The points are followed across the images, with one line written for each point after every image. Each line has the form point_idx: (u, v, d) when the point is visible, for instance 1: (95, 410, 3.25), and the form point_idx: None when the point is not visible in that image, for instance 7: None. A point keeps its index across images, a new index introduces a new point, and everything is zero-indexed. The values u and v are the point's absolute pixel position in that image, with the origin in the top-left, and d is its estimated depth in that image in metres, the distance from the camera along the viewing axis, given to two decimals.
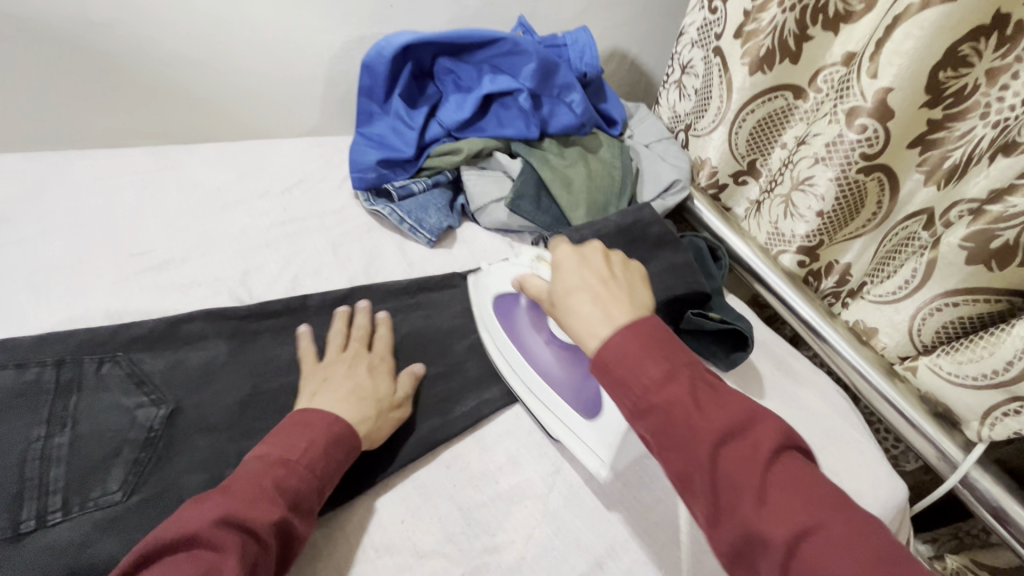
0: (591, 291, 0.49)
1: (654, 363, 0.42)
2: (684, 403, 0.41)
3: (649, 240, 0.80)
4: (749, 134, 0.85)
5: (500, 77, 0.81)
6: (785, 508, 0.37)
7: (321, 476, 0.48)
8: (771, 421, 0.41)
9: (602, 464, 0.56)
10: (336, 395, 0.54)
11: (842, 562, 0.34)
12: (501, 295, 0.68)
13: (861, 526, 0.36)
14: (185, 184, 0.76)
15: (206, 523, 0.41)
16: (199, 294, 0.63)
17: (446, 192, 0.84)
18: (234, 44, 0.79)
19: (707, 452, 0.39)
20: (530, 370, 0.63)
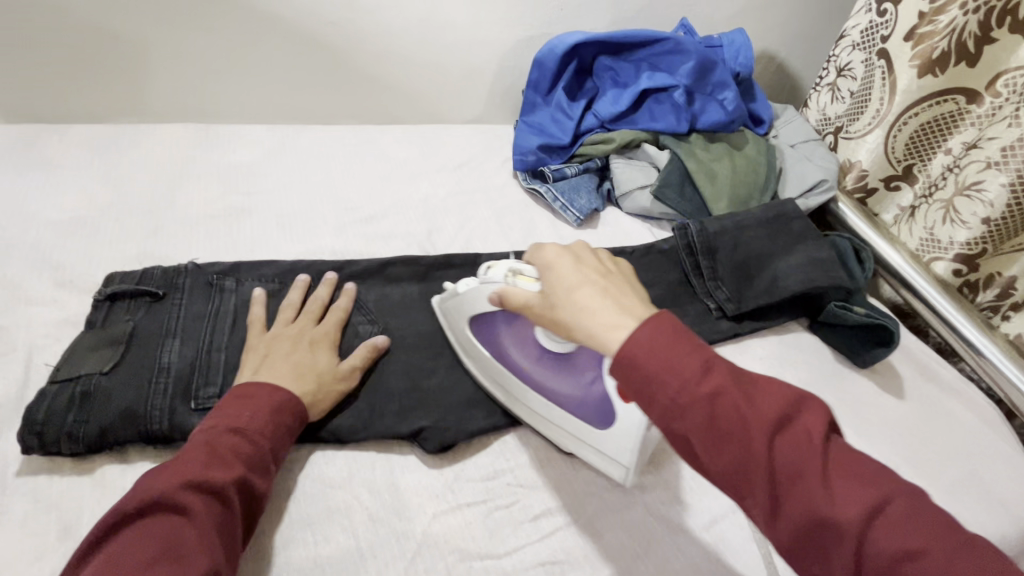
0: (596, 286, 0.46)
1: (693, 355, 0.40)
2: (732, 396, 0.39)
3: (790, 234, 0.81)
4: (910, 137, 0.85)
5: (658, 74, 0.89)
6: (852, 491, 0.36)
7: (272, 439, 0.48)
8: (812, 404, 0.40)
9: (625, 470, 0.53)
10: (278, 371, 0.53)
11: (911, 540, 0.34)
12: (475, 319, 0.60)
13: (910, 493, 0.36)
14: (380, 156, 0.91)
15: (162, 494, 0.41)
16: (396, 244, 0.77)
17: (594, 178, 0.91)
18: (427, 42, 0.94)
19: (764, 442, 0.38)
20: (533, 394, 0.57)
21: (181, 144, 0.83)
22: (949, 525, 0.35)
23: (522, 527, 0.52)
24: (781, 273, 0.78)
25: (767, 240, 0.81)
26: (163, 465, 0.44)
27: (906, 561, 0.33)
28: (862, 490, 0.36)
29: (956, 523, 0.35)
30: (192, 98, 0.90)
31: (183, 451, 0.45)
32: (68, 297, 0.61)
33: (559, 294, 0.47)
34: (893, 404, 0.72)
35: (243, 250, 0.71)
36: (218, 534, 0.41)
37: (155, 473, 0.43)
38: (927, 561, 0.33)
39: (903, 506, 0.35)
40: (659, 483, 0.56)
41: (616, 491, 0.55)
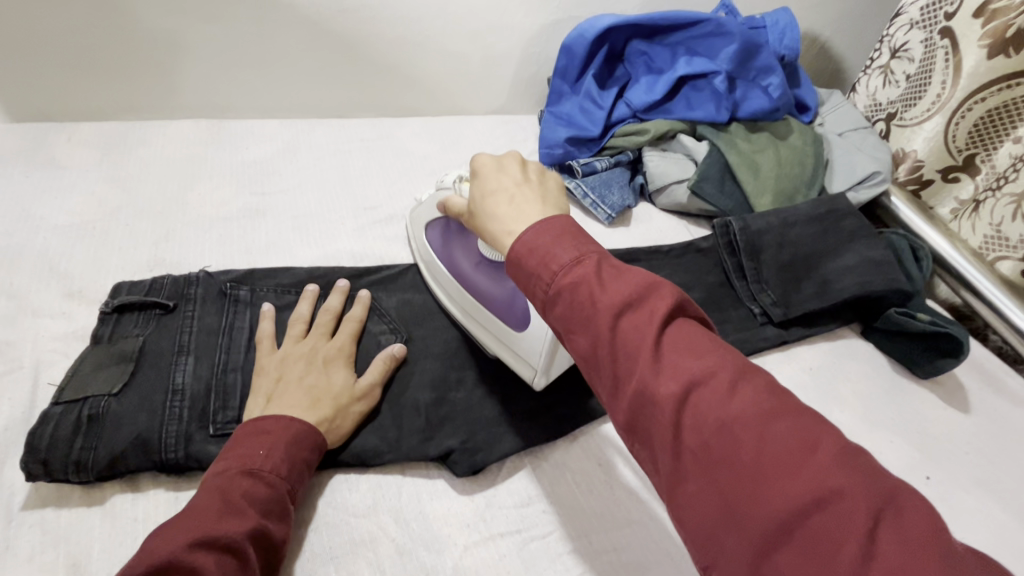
0: (506, 194, 0.44)
1: (564, 246, 0.39)
2: (587, 280, 0.37)
3: (842, 232, 0.75)
4: (974, 125, 0.78)
5: (696, 59, 0.82)
6: (680, 366, 0.33)
7: (289, 478, 0.44)
8: (669, 289, 0.37)
9: (535, 372, 0.55)
10: (291, 397, 0.49)
11: (731, 412, 0.31)
12: (432, 226, 0.66)
13: (749, 372, 0.33)
14: (398, 152, 0.86)
15: (172, 554, 0.35)
16: None
17: (625, 172, 0.85)
18: (448, 29, 0.88)
19: (608, 322, 0.35)
20: (466, 295, 0.61)
21: (193, 142, 0.79)
22: (784, 402, 0.31)
23: (561, 560, 0.48)
24: (832, 275, 0.72)
25: (816, 239, 0.75)
26: (168, 521, 0.38)
27: (720, 433, 0.31)
28: (692, 366, 0.33)
29: (796, 403, 0.31)
30: (202, 93, 0.86)
31: (191, 504, 0.40)
32: (78, 309, 0.59)
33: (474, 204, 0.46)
34: (959, 418, 0.66)
35: (259, 256, 0.67)
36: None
37: (159, 532, 0.37)
38: (742, 430, 0.30)
39: (735, 384, 0.32)
40: None
41: (662, 520, 0.51)
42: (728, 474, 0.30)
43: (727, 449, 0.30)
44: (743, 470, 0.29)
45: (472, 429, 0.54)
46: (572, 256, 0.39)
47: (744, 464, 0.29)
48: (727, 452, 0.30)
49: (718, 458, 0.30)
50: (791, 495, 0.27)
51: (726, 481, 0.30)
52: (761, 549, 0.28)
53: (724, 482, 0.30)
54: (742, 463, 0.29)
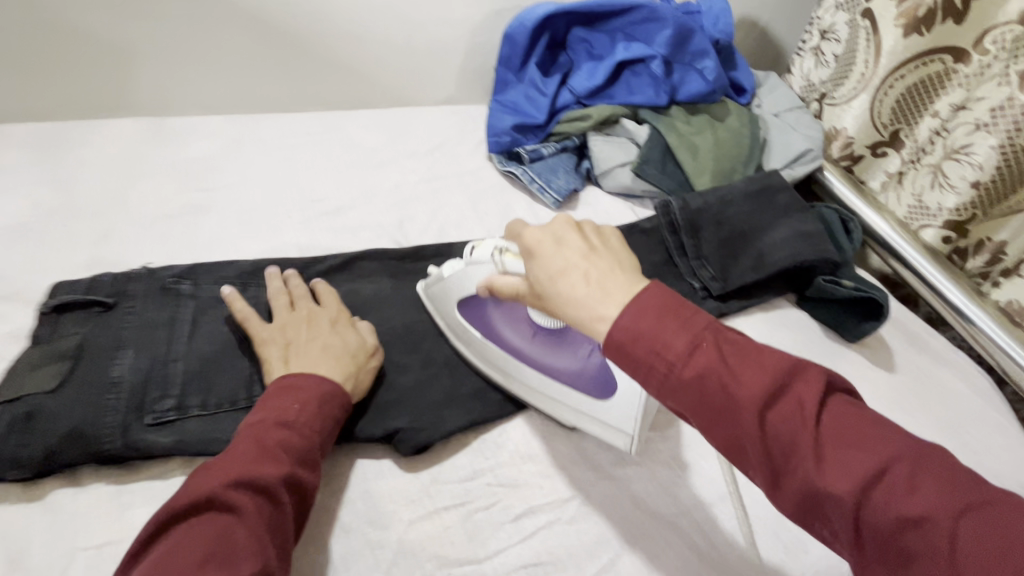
0: (579, 271, 0.42)
1: (680, 334, 0.38)
2: (719, 374, 0.37)
3: (776, 208, 0.78)
4: (895, 101, 0.82)
5: (635, 44, 0.84)
6: (846, 460, 0.34)
7: (320, 432, 0.48)
8: (811, 372, 0.38)
9: (627, 438, 0.52)
10: (313, 359, 0.52)
11: (915, 507, 0.32)
12: (464, 303, 0.59)
13: (919, 454, 0.34)
14: (346, 144, 0.87)
15: (213, 491, 0.40)
16: (366, 237, 0.73)
17: (572, 157, 0.87)
18: (391, 21, 0.89)
19: (756, 418, 0.36)
20: (530, 372, 0.56)
21: (134, 140, 0.78)
22: (961, 484, 0.32)
23: (503, 528, 0.50)
24: (767, 248, 0.75)
25: (752, 215, 0.78)
26: (212, 459, 0.43)
27: (908, 529, 0.32)
28: (858, 455, 0.34)
29: (967, 480, 0.33)
30: (142, 91, 0.84)
31: (233, 445, 0.44)
32: (17, 311, 0.58)
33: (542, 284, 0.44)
34: (884, 377, 0.70)
35: (203, 251, 0.67)
36: (270, 532, 0.41)
37: (205, 468, 0.42)
38: (931, 527, 0.31)
39: (907, 475, 0.33)
40: (644, 474, 0.55)
41: (600, 486, 0.53)
42: (924, 569, 0.31)
43: (915, 547, 0.32)
44: (941, 569, 0.31)
45: (418, 410, 0.55)
46: (688, 344, 0.38)
47: (940, 559, 0.31)
48: (918, 545, 0.31)
49: (905, 551, 0.32)
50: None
51: (922, 574, 0.31)
52: None
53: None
54: (936, 557, 0.31)
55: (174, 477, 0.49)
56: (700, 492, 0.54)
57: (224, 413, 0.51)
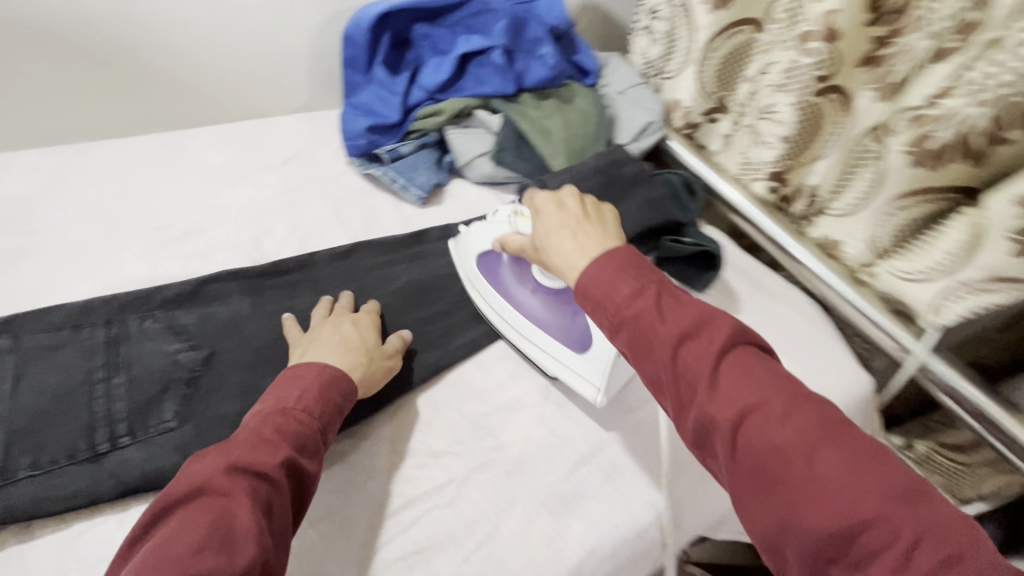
0: (569, 229, 0.53)
1: (624, 281, 0.46)
2: (648, 312, 0.44)
3: (624, 178, 0.84)
4: (716, 71, 0.90)
5: (473, 37, 0.86)
6: (739, 394, 0.40)
7: (320, 417, 0.50)
8: (725, 320, 0.44)
9: (597, 391, 0.59)
10: (326, 346, 0.57)
11: (786, 439, 0.38)
12: (483, 252, 0.69)
13: (804, 403, 0.40)
14: (191, 164, 0.82)
15: (212, 476, 0.42)
16: (220, 258, 0.70)
17: (432, 152, 0.88)
18: (221, 32, 0.85)
19: (670, 354, 0.42)
20: (523, 321, 0.65)
21: None
22: (836, 429, 0.38)
23: (386, 528, 0.52)
24: (619, 219, 0.81)
25: (603, 189, 0.83)
26: (215, 445, 0.45)
27: (777, 457, 0.38)
28: (750, 394, 0.40)
29: (843, 427, 0.39)
30: None
31: (239, 430, 0.47)
32: None
33: (540, 237, 0.55)
34: None
35: (28, 300, 0.62)
36: (267, 517, 0.42)
37: (203, 456, 0.44)
38: (796, 458, 0.37)
39: (787, 413, 0.39)
40: (518, 447, 0.58)
41: (475, 464, 0.56)
42: (783, 493, 0.37)
43: (780, 471, 0.38)
44: (795, 492, 0.37)
45: None
46: (630, 290, 0.46)
47: (795, 484, 0.37)
48: (784, 473, 0.37)
49: (771, 474, 0.38)
50: (844, 522, 0.35)
51: (777, 493, 0.38)
52: (815, 557, 0.36)
53: (782, 500, 0.37)
54: (800, 483, 0.37)
55: (9, 546, 0.46)
56: (571, 452, 0.58)
57: (60, 468, 0.49)
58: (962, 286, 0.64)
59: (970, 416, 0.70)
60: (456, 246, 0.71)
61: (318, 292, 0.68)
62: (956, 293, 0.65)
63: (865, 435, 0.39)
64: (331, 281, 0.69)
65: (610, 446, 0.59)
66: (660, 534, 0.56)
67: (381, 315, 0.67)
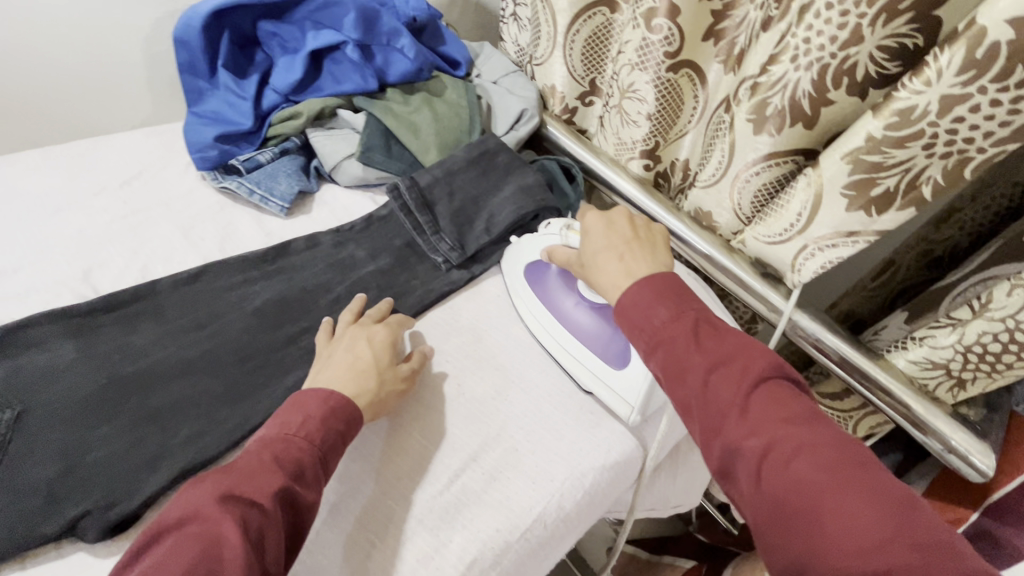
0: (616, 253, 0.58)
1: (663, 306, 0.51)
2: (684, 336, 0.49)
3: (498, 168, 0.82)
4: (581, 54, 0.91)
5: (323, 32, 0.81)
6: (767, 426, 0.43)
7: (322, 445, 0.51)
8: (766, 355, 0.48)
9: (631, 409, 0.61)
10: (336, 371, 0.57)
11: (806, 471, 0.41)
12: (533, 262, 0.72)
13: (835, 441, 0.42)
14: (6, 195, 0.71)
15: (207, 503, 0.44)
16: (40, 299, 0.62)
17: (296, 158, 0.82)
18: (29, 43, 0.75)
19: (703, 378, 0.47)
20: (563, 331, 0.67)
21: None
22: (860, 469, 0.41)
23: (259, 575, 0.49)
24: (496, 209, 0.79)
25: (478, 181, 0.81)
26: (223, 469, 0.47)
27: (795, 487, 0.41)
28: (778, 425, 0.43)
29: (871, 468, 0.41)
30: None
31: (243, 456, 0.49)
32: None
33: (587, 256, 0.60)
34: None
35: None
36: (257, 550, 0.42)
37: (205, 480, 0.46)
38: (815, 489, 0.40)
39: (811, 445, 0.42)
40: (395, 461, 0.56)
41: (349, 486, 0.55)
42: (801, 524, 0.40)
43: (798, 499, 0.40)
44: (810, 522, 0.39)
45: (113, 479, 0.49)
46: (669, 315, 0.51)
47: (813, 514, 0.39)
48: (805, 506, 0.40)
49: (790, 503, 0.40)
50: (859, 559, 0.37)
51: (794, 524, 0.40)
52: None
53: (798, 530, 0.40)
54: (817, 513, 0.39)
55: None
56: (453, 461, 0.57)
57: None
58: (814, 243, 0.67)
59: (837, 367, 0.73)
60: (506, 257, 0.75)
61: (162, 324, 0.61)
62: (810, 249, 0.67)
63: (894, 480, 0.41)
64: (177, 309, 0.63)
65: (491, 449, 0.58)
66: (547, 530, 0.55)
67: (236, 341, 0.61)
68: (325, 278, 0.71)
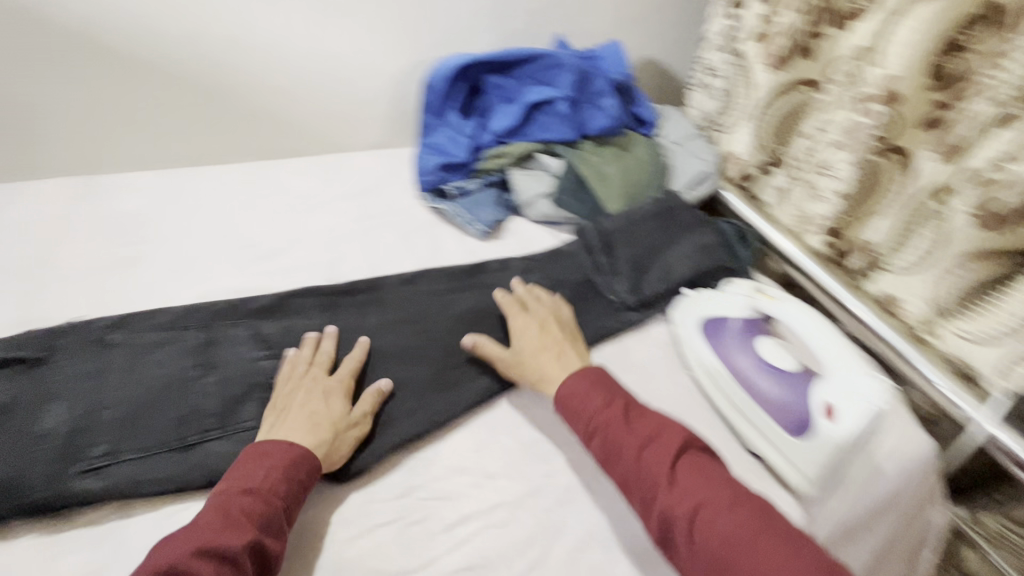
0: (555, 352, 0.64)
1: (597, 395, 0.58)
2: (617, 421, 0.55)
3: (678, 224, 0.87)
4: (773, 126, 0.93)
5: (543, 88, 0.93)
6: (693, 492, 0.50)
7: (286, 496, 0.50)
8: (682, 431, 0.55)
9: (803, 480, 0.61)
10: (291, 426, 0.55)
11: (728, 527, 0.47)
12: (706, 317, 0.74)
13: (747, 499, 0.49)
14: (280, 191, 0.90)
15: (178, 560, 0.44)
16: (300, 277, 0.77)
17: (496, 190, 0.95)
18: (317, 78, 0.94)
19: (635, 452, 0.53)
20: (737, 389, 0.67)
21: (66, 198, 0.81)
22: (769, 517, 0.48)
23: (442, 545, 0.54)
24: (674, 260, 0.84)
25: (658, 232, 0.86)
26: (181, 531, 0.47)
27: (727, 543, 0.47)
28: (702, 488, 0.50)
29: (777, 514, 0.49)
30: (74, 151, 0.87)
31: (201, 513, 0.48)
32: None
33: (526, 354, 0.64)
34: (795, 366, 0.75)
35: (139, 300, 0.69)
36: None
37: (173, 539, 0.46)
38: (749, 542, 0.46)
39: (728, 501, 0.49)
40: (569, 474, 0.60)
41: (530, 488, 0.59)
42: None
43: (732, 556, 0.46)
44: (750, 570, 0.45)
45: None
46: (603, 403, 0.57)
47: (749, 564, 0.45)
48: (738, 559, 0.46)
49: (727, 558, 0.46)
50: None
51: None
52: None
53: None
54: (751, 564, 0.45)
55: (106, 522, 0.52)
56: None
57: (155, 454, 0.54)
58: None
59: None
60: (678, 308, 0.78)
61: (386, 312, 0.73)
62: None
63: (795, 526, 0.48)
64: (398, 303, 0.74)
65: None
66: None
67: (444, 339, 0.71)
68: None
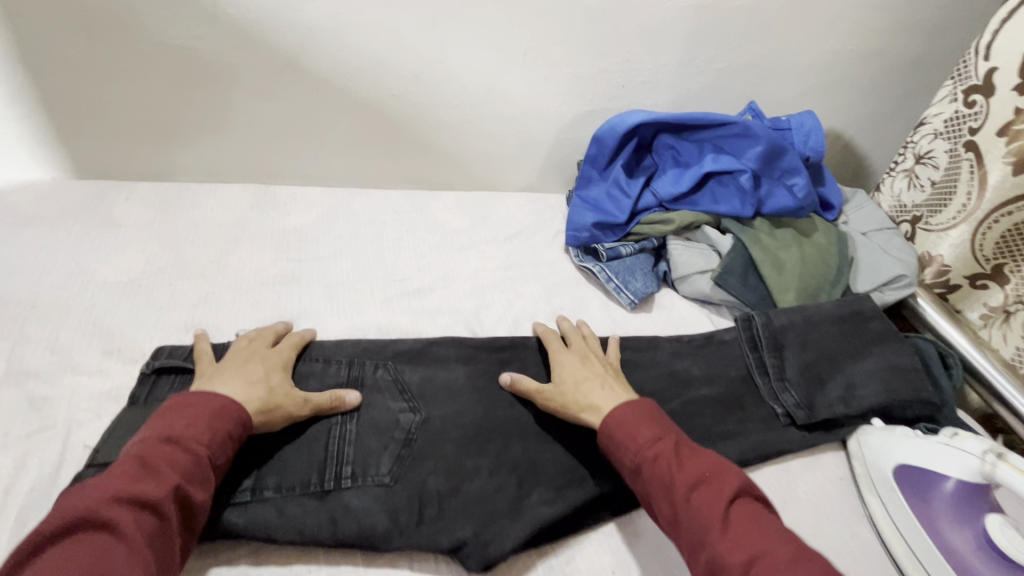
0: (597, 382, 0.61)
1: (648, 427, 0.54)
2: (668, 457, 0.52)
3: (867, 335, 0.74)
4: (1000, 237, 0.78)
5: (722, 157, 0.85)
6: (748, 542, 0.45)
7: (211, 447, 0.48)
8: (732, 473, 0.50)
9: None
10: (223, 382, 0.54)
11: None
12: (908, 466, 0.62)
13: (797, 551, 0.44)
14: (431, 225, 0.89)
15: (89, 509, 0.41)
16: (443, 321, 0.74)
17: (649, 258, 0.87)
18: (486, 118, 0.93)
19: (687, 494, 0.49)
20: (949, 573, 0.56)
21: (243, 206, 0.85)
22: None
23: None
24: (859, 378, 0.71)
25: (840, 340, 0.74)
26: (89, 483, 0.43)
27: None
28: (755, 539, 0.45)
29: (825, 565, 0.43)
30: (253, 162, 0.91)
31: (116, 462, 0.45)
32: (115, 367, 0.62)
33: (568, 381, 0.62)
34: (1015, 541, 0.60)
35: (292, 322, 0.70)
36: (152, 550, 0.42)
37: (81, 490, 0.43)
38: None
39: (789, 557, 0.43)
40: None
41: None
42: None
43: None
44: None
45: (488, 519, 0.55)
46: (652, 435, 0.54)
47: None
48: None
49: None
50: None
51: None
52: None
53: None
54: None
55: (239, 565, 0.50)
56: None
57: (294, 496, 0.53)
58: None
59: None
60: (867, 442, 0.66)
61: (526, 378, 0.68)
62: None
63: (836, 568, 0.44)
64: (539, 370, 0.69)
65: None
66: None
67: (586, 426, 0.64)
68: (663, 385, 0.71)
